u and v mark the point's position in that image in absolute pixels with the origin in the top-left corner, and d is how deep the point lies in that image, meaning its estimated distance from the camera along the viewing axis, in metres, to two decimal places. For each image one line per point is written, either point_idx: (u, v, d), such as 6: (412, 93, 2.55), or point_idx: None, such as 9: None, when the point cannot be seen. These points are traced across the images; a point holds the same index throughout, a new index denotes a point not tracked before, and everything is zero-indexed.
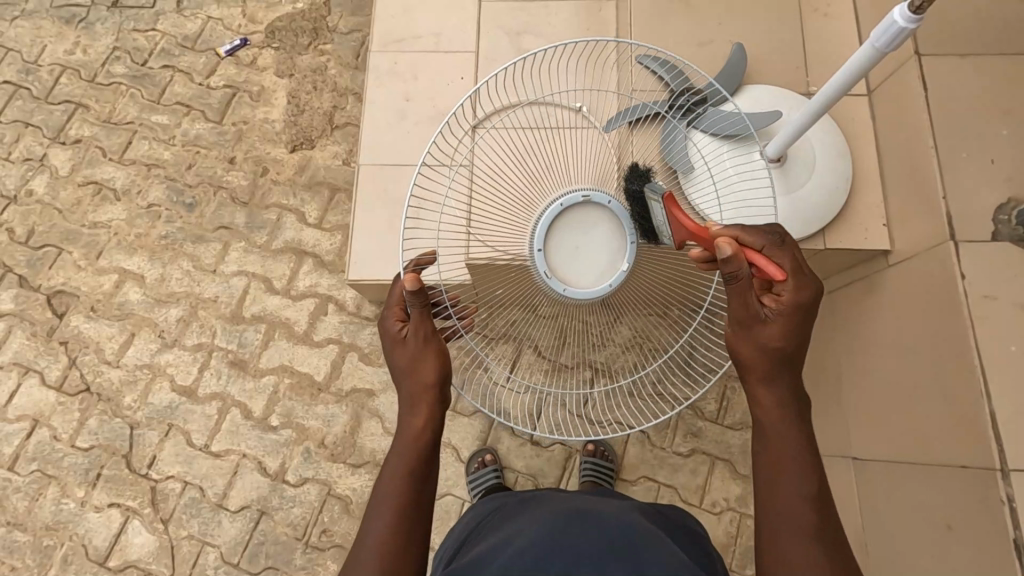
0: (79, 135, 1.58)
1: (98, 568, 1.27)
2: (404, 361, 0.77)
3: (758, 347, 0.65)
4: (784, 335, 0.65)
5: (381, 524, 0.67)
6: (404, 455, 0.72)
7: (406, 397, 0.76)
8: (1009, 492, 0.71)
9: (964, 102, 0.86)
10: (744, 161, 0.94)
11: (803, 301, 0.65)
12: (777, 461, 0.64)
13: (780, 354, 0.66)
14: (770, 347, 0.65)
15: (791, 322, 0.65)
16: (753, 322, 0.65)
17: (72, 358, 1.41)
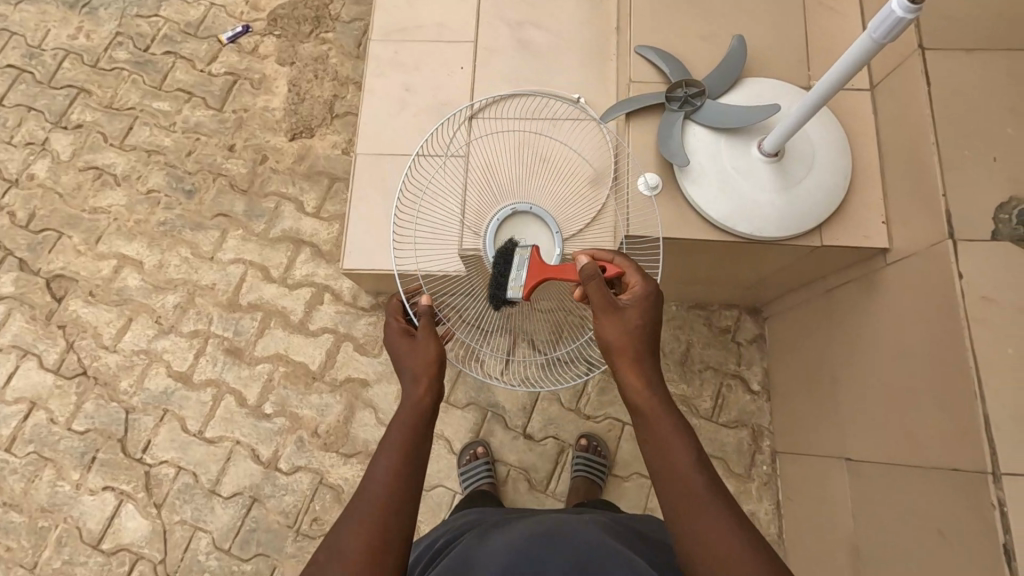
0: (81, 120, 1.58)
1: (92, 551, 1.28)
2: (406, 354, 0.81)
3: (621, 331, 0.67)
4: (638, 315, 0.68)
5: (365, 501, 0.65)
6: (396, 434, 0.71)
7: (408, 376, 0.78)
8: (1001, 496, 0.70)
9: (970, 97, 0.84)
10: (740, 155, 0.92)
11: (648, 290, 0.70)
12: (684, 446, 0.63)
13: (632, 335, 0.67)
14: (628, 328, 0.67)
15: (643, 306, 0.68)
16: (608, 312, 0.68)
17: (71, 342, 1.41)
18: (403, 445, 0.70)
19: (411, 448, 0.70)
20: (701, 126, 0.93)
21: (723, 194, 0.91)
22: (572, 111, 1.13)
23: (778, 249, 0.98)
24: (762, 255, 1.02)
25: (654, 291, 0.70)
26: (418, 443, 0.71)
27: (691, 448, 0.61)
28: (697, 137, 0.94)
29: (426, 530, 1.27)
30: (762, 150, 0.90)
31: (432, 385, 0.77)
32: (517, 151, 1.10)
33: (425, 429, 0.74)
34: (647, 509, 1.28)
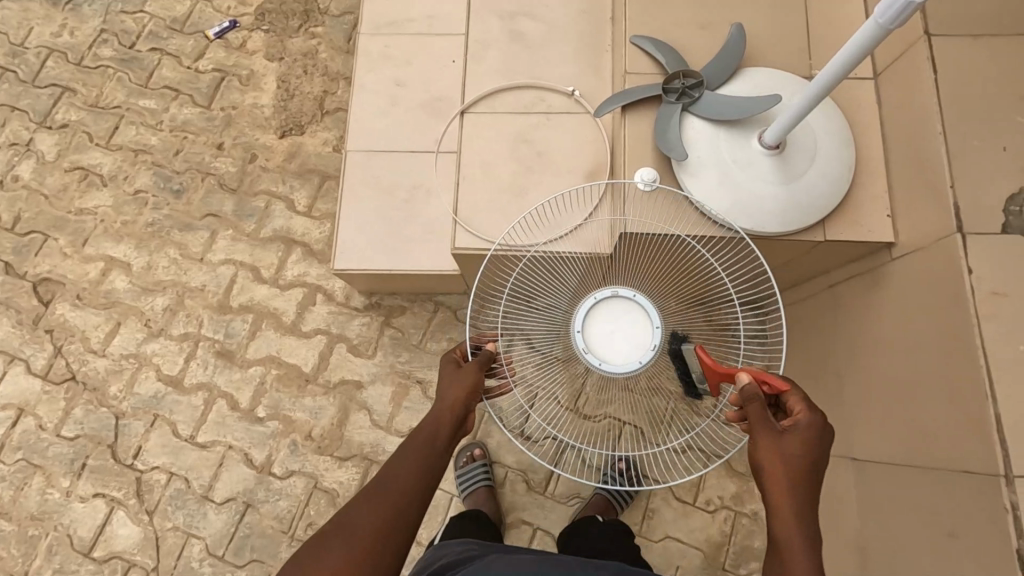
0: (66, 119, 1.55)
1: (83, 559, 1.26)
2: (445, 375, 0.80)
3: (780, 454, 0.60)
4: (804, 452, 0.60)
5: (386, 480, 0.67)
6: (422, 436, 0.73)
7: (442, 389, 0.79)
8: (1014, 499, 0.67)
9: (979, 84, 0.81)
10: (740, 147, 0.89)
11: (819, 430, 0.61)
12: None
13: (786, 464, 0.59)
14: (780, 458, 0.60)
15: (812, 440, 0.61)
16: (765, 432, 0.62)
17: (58, 347, 1.39)
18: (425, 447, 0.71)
19: (431, 456, 0.70)
20: (699, 118, 0.90)
21: (723, 188, 0.88)
22: (565, 103, 1.10)
23: (778, 244, 0.94)
24: (762, 250, 0.99)
25: (821, 424, 0.62)
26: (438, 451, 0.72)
27: None
28: (695, 130, 0.90)
29: (424, 534, 1.25)
30: (762, 142, 0.87)
31: (461, 404, 0.76)
32: (510, 146, 1.08)
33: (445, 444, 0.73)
34: (648, 510, 1.26)
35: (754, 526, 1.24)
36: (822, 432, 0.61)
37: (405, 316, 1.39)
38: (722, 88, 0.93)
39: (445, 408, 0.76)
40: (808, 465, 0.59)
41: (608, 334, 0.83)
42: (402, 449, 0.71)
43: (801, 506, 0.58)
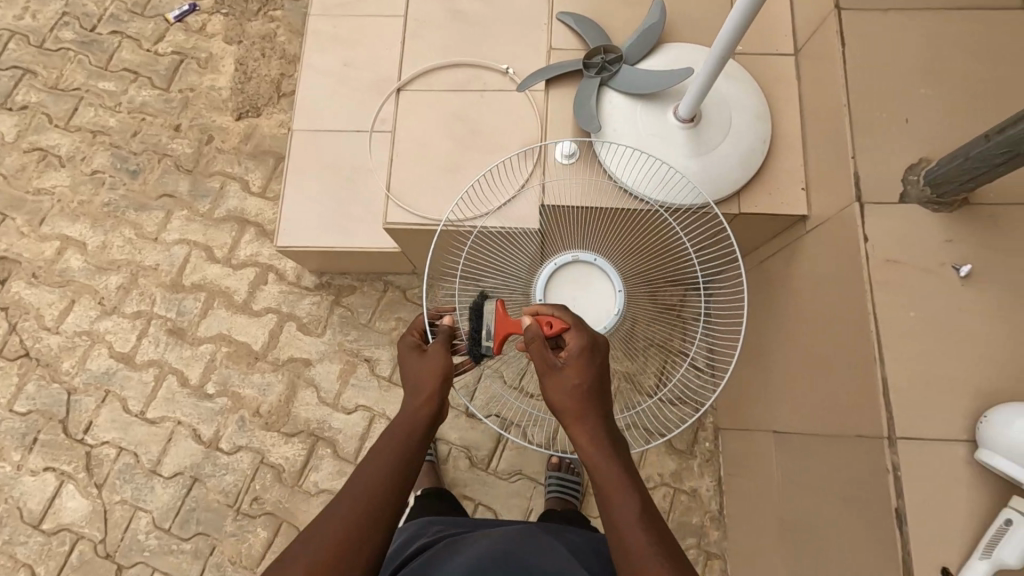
0: (26, 101, 1.56)
1: (32, 531, 1.28)
2: (413, 368, 0.76)
3: (567, 390, 0.67)
4: (581, 375, 0.68)
5: (350, 493, 0.62)
6: (393, 438, 0.67)
7: (411, 387, 0.74)
8: (895, 460, 0.69)
9: (885, 56, 0.82)
10: (656, 121, 0.90)
11: (589, 346, 0.70)
12: (611, 493, 0.62)
13: (576, 391, 0.67)
14: (570, 386, 0.68)
15: (584, 363, 0.69)
16: (549, 373, 0.68)
17: (13, 324, 1.41)
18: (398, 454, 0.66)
19: (405, 466, 0.65)
20: (617, 92, 0.92)
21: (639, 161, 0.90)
22: (500, 81, 1.10)
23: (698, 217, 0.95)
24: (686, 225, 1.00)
25: (589, 341, 0.70)
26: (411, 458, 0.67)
27: (633, 497, 0.62)
28: (614, 104, 0.92)
29: None
30: (677, 116, 0.89)
31: (433, 400, 0.72)
32: (445, 123, 1.08)
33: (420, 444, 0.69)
34: (589, 487, 1.28)
35: (692, 502, 1.26)
36: (592, 352, 0.70)
37: (354, 295, 1.40)
38: (642, 63, 0.95)
39: (417, 408, 0.71)
40: (589, 380, 0.68)
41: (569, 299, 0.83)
42: (371, 456, 0.66)
43: (593, 424, 0.66)
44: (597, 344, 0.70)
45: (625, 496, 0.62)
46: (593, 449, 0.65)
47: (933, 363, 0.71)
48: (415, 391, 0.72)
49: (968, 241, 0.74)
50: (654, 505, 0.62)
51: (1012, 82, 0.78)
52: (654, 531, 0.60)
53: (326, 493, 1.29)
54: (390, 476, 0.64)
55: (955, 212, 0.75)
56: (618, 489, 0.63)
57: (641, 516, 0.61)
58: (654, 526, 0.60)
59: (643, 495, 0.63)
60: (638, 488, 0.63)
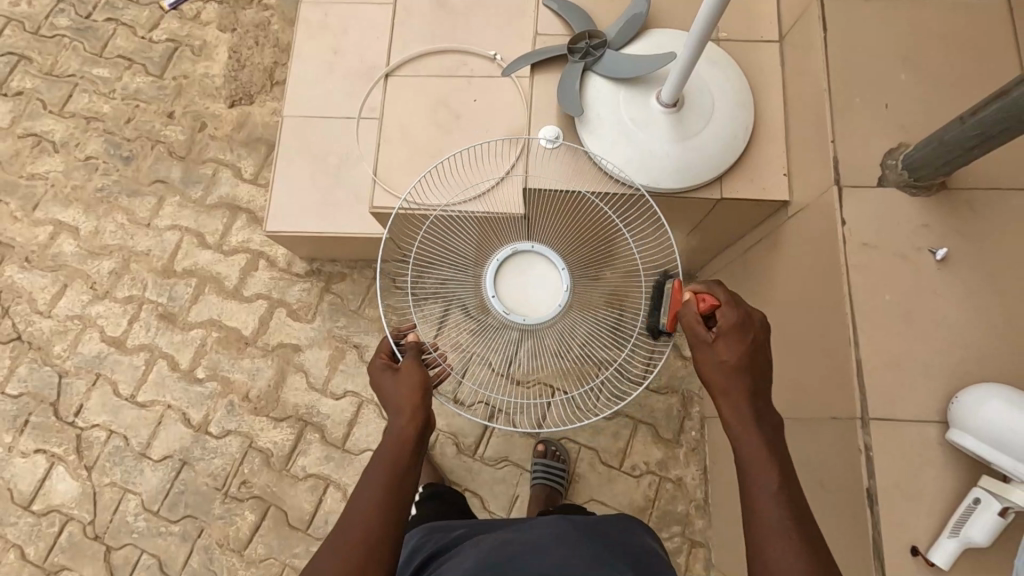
0: (21, 87, 1.57)
1: (23, 512, 1.29)
2: (390, 388, 0.74)
3: (715, 366, 0.63)
4: (733, 351, 0.63)
5: (348, 526, 0.62)
6: (383, 468, 0.67)
7: (392, 406, 0.73)
8: (867, 440, 0.69)
9: (866, 43, 0.82)
10: (639, 106, 0.91)
11: (743, 321, 0.63)
12: (756, 472, 0.59)
13: (725, 369, 0.62)
14: (721, 363, 0.63)
15: (740, 339, 0.63)
16: (699, 346, 0.64)
17: (5, 308, 1.42)
18: (389, 483, 0.65)
19: (397, 494, 0.65)
20: (601, 77, 0.92)
21: (622, 145, 0.90)
22: (487, 67, 1.11)
23: (680, 203, 0.96)
24: (668, 211, 1.01)
25: (751, 316, 0.64)
26: (404, 483, 0.66)
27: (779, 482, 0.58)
28: (597, 89, 0.93)
29: None
30: (660, 101, 0.89)
31: (418, 417, 0.71)
32: (431, 109, 1.09)
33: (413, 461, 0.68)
34: (575, 474, 1.28)
35: (678, 491, 1.26)
36: (749, 327, 0.63)
37: (344, 282, 1.41)
38: (627, 49, 0.95)
39: (403, 429, 0.69)
40: (746, 362, 0.62)
41: (516, 290, 0.86)
42: (364, 482, 0.66)
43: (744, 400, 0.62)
44: (751, 318, 0.64)
45: (765, 476, 0.58)
46: (747, 428, 0.61)
47: (907, 346, 0.71)
48: (396, 410, 0.71)
49: (945, 225, 0.74)
50: (798, 486, 0.58)
51: (991, 69, 0.78)
52: (803, 516, 0.57)
53: (314, 477, 1.30)
54: (384, 508, 0.63)
55: (930, 197, 0.75)
56: (767, 470, 0.59)
57: (783, 499, 0.57)
58: (801, 512, 0.57)
59: (790, 476, 0.59)
60: (784, 470, 0.59)
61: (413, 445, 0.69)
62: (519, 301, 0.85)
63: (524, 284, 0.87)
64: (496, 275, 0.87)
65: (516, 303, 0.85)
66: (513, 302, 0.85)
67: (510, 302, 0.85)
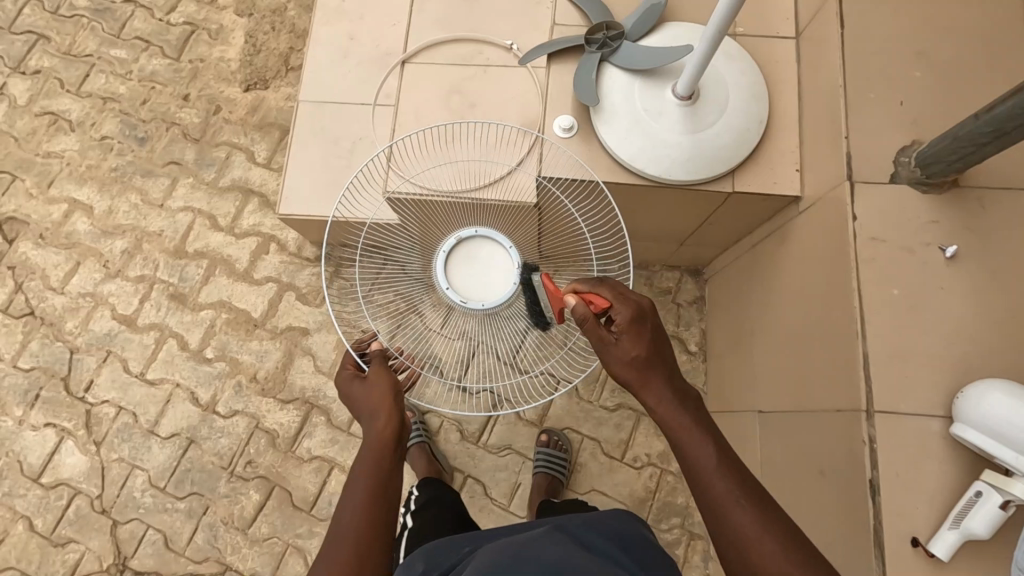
0: (39, 66, 1.59)
1: (32, 484, 1.31)
2: (360, 396, 0.79)
3: (624, 362, 0.67)
4: (635, 344, 0.67)
5: (337, 536, 0.65)
6: (363, 474, 0.69)
7: (366, 415, 0.77)
8: (871, 432, 0.70)
9: (882, 40, 0.83)
10: (654, 98, 0.92)
11: (637, 316, 0.68)
12: (689, 443, 0.62)
13: (635, 362, 0.67)
14: (632, 357, 0.67)
15: (638, 334, 0.67)
16: (604, 344, 0.68)
17: (19, 284, 1.43)
18: (374, 488, 0.68)
19: (381, 503, 0.67)
20: (617, 67, 0.93)
21: (635, 136, 0.91)
22: (503, 56, 1.11)
23: (691, 195, 0.96)
24: (679, 204, 1.02)
25: (640, 307, 0.69)
26: (389, 486, 0.69)
27: (713, 446, 0.62)
28: (613, 79, 0.94)
29: None
30: (675, 93, 0.90)
31: (393, 417, 0.75)
32: (446, 98, 1.10)
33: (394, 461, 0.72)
34: (577, 464, 1.29)
35: (678, 483, 1.27)
36: (643, 318, 0.68)
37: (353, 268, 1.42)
38: (643, 41, 0.96)
39: (380, 431, 0.73)
40: (649, 349, 0.67)
41: (466, 279, 0.92)
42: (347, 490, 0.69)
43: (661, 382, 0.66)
44: (642, 311, 0.69)
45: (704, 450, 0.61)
46: (666, 400, 0.65)
47: (914, 339, 0.72)
48: (371, 417, 0.75)
49: (954, 222, 0.74)
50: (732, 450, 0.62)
51: (1007, 68, 0.78)
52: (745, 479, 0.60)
53: (319, 459, 1.31)
54: (372, 515, 0.66)
55: (942, 193, 0.76)
56: (704, 438, 0.62)
57: (722, 466, 0.61)
58: (739, 469, 0.61)
59: (723, 444, 0.63)
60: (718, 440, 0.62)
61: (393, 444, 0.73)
62: (472, 288, 0.92)
63: (474, 271, 0.93)
64: (446, 270, 0.92)
65: (469, 292, 0.92)
66: (468, 291, 0.92)
67: (464, 292, 0.92)
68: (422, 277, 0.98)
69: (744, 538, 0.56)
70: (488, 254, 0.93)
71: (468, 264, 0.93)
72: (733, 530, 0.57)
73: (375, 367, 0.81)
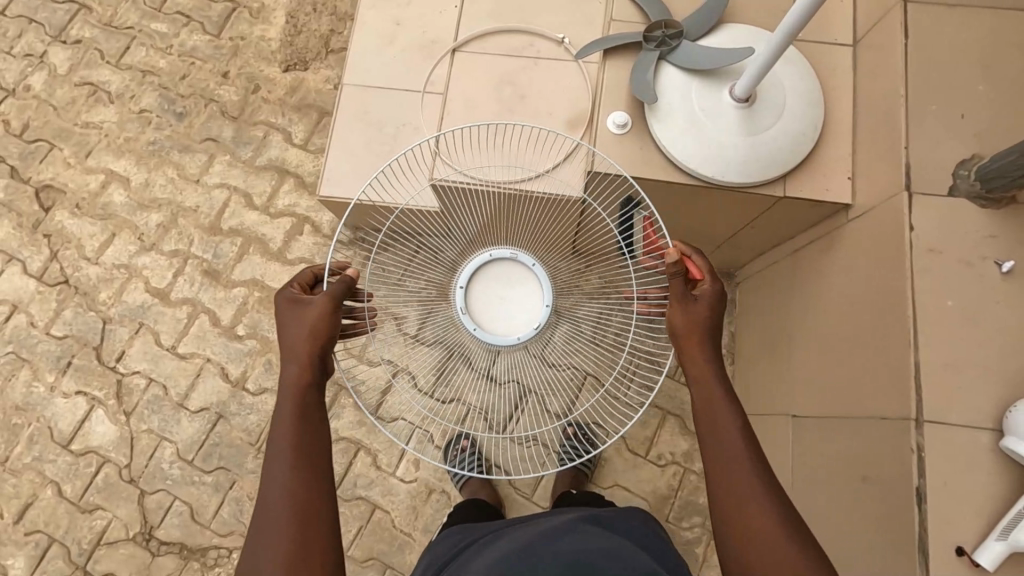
0: (80, 36, 1.59)
1: (61, 451, 1.33)
2: (291, 337, 0.72)
3: (691, 321, 0.70)
4: (705, 313, 0.71)
5: (270, 504, 0.62)
6: (285, 438, 0.66)
7: (290, 361, 0.70)
8: (920, 441, 0.71)
9: (948, 51, 0.83)
10: (711, 98, 0.93)
11: (720, 296, 0.71)
12: (711, 399, 0.67)
13: (696, 324, 0.70)
14: (698, 322, 0.70)
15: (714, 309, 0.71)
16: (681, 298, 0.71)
17: (54, 252, 1.45)
18: (298, 449, 0.65)
19: (310, 469, 0.65)
20: (674, 66, 0.94)
21: (690, 136, 0.92)
22: (554, 50, 1.11)
23: (741, 198, 0.97)
24: (726, 206, 1.02)
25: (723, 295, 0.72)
26: (317, 447, 0.67)
27: (736, 412, 0.66)
28: (670, 78, 0.95)
29: (404, 487, 1.30)
30: (733, 95, 0.90)
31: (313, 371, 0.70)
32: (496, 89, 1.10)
33: (316, 421, 0.69)
34: (601, 459, 1.30)
35: (701, 483, 1.28)
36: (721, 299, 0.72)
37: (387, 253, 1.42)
38: (701, 41, 0.97)
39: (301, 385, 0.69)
40: (716, 323, 0.71)
41: (479, 292, 0.92)
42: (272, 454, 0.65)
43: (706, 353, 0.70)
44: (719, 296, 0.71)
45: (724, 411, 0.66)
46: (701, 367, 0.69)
47: (966, 351, 0.72)
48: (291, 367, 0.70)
49: (1012, 238, 0.74)
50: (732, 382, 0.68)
51: None
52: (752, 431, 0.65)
53: (346, 440, 1.33)
54: (305, 480, 0.64)
55: (1002, 209, 0.76)
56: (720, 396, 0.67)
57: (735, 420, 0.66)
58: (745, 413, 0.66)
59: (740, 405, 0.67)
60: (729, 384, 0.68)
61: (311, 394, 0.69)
62: (468, 305, 0.91)
63: (501, 296, 0.92)
64: (472, 275, 0.92)
65: (471, 307, 0.91)
66: (467, 305, 0.91)
67: (463, 301, 0.91)
68: (456, 266, 0.95)
69: (739, 489, 0.61)
70: (520, 285, 0.92)
71: (499, 285, 0.92)
72: (734, 486, 0.62)
73: (313, 305, 0.72)
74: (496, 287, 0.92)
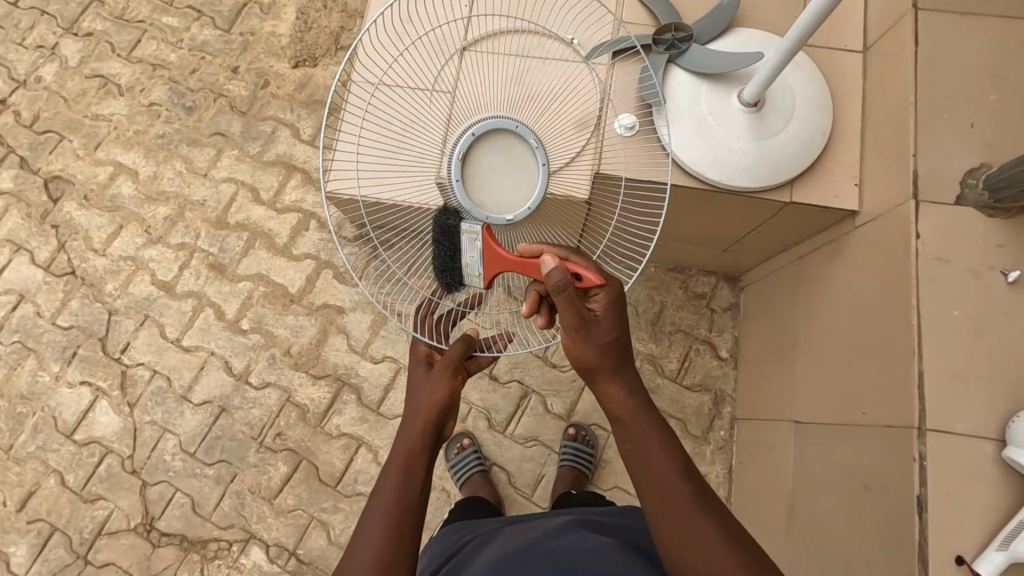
0: (91, 28, 1.60)
1: (65, 440, 1.34)
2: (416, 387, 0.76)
3: (599, 348, 0.68)
4: (608, 331, 0.69)
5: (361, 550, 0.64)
6: (388, 490, 0.68)
7: (409, 412, 0.74)
8: (923, 450, 0.71)
9: (960, 60, 0.83)
10: (720, 102, 0.92)
11: (617, 301, 0.69)
12: (642, 439, 0.68)
13: (605, 345, 0.69)
14: (607, 344, 0.69)
15: (614, 317, 0.69)
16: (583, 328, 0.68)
17: (62, 243, 1.46)
18: (395, 506, 0.67)
19: (399, 525, 0.66)
20: (684, 69, 0.94)
21: (699, 139, 0.92)
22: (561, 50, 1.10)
23: (749, 202, 0.97)
24: (733, 210, 1.02)
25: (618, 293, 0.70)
26: (412, 507, 0.67)
27: (668, 449, 0.67)
28: (679, 81, 0.94)
29: None
30: (743, 100, 0.90)
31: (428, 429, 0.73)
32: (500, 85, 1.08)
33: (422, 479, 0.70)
34: (602, 460, 1.30)
35: None
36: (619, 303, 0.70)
37: None
38: (710, 45, 0.96)
39: (411, 441, 0.72)
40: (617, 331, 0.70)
41: (478, 153, 0.81)
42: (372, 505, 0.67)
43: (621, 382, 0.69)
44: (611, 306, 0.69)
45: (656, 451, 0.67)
46: (621, 401, 0.69)
47: (970, 361, 0.72)
48: (408, 420, 0.73)
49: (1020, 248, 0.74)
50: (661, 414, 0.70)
51: None
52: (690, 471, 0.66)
53: (348, 436, 1.33)
54: (393, 536, 0.65)
55: (1010, 219, 0.76)
56: (655, 435, 0.68)
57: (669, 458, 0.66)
58: (681, 453, 0.67)
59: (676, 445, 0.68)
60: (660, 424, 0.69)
61: (422, 458, 0.71)
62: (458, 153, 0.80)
63: (497, 171, 0.82)
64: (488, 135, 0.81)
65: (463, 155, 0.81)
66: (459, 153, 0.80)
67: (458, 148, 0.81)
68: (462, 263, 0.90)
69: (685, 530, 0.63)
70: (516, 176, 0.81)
71: (502, 162, 0.82)
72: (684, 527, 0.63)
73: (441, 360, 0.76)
74: (487, 153, 0.82)
